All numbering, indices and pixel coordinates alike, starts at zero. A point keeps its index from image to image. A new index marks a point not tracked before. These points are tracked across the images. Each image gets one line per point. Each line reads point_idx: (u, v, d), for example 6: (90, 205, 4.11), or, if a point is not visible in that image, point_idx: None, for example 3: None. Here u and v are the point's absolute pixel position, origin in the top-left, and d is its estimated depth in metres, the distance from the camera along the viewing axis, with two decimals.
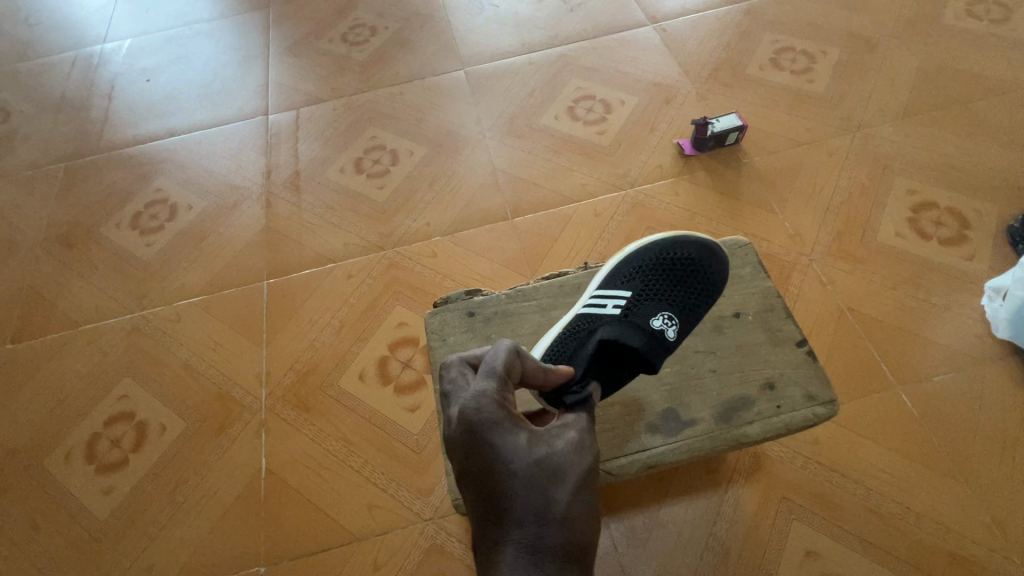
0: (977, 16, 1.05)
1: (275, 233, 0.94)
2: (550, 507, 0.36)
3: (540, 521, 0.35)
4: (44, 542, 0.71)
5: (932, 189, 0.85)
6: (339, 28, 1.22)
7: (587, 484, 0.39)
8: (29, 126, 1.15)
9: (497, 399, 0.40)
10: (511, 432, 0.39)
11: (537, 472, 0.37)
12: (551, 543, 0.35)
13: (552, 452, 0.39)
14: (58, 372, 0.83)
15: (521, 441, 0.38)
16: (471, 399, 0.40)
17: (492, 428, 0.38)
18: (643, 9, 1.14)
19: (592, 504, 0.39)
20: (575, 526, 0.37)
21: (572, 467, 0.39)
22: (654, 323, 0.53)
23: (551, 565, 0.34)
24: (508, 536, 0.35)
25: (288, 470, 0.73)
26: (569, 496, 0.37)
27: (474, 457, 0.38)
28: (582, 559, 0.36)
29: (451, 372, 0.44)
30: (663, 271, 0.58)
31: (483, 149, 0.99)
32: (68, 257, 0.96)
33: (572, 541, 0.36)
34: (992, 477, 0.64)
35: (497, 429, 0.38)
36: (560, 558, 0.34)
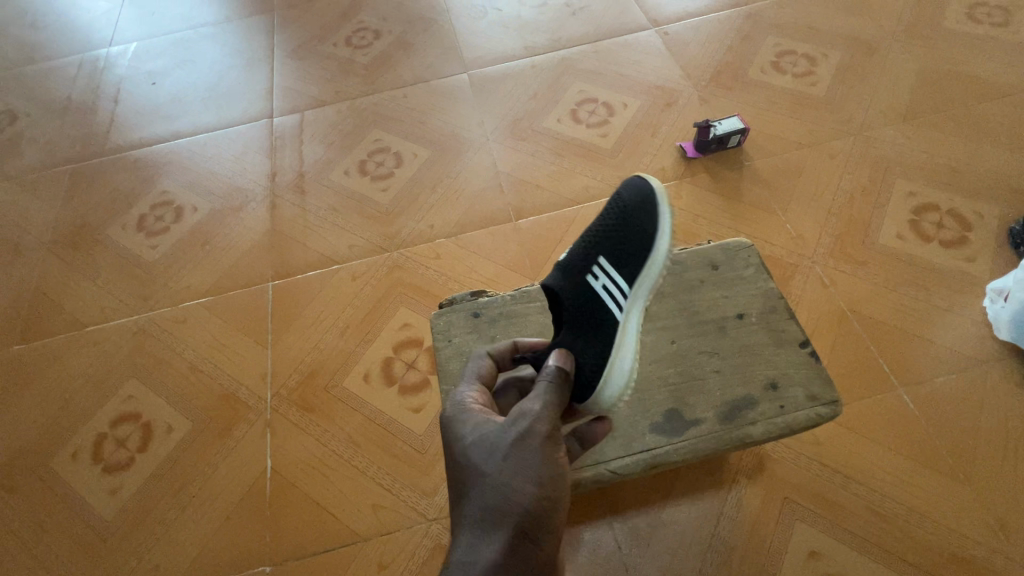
0: (978, 20, 1.06)
1: (280, 235, 0.94)
2: (479, 478, 0.41)
3: (472, 493, 0.40)
4: (50, 542, 0.72)
5: (933, 191, 0.86)
6: (343, 32, 1.23)
7: (528, 448, 0.41)
8: (35, 128, 1.16)
9: (461, 396, 0.48)
10: (462, 423, 0.45)
11: (474, 450, 0.42)
12: (482, 508, 0.39)
13: (494, 428, 0.43)
14: (64, 373, 0.84)
15: (468, 427, 0.44)
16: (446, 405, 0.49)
17: (449, 425, 0.46)
18: (645, 13, 1.15)
19: (532, 467, 0.40)
20: (510, 490, 0.39)
21: (510, 435, 0.42)
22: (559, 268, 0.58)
23: (478, 532, 0.38)
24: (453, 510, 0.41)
25: (293, 470, 0.73)
26: (499, 464, 0.41)
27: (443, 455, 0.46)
28: (513, 521, 0.38)
29: None
30: None
31: (486, 152, 1.00)
32: (73, 258, 0.96)
33: (497, 505, 0.39)
34: (994, 478, 0.65)
35: (453, 424, 0.46)
36: (484, 523, 0.38)
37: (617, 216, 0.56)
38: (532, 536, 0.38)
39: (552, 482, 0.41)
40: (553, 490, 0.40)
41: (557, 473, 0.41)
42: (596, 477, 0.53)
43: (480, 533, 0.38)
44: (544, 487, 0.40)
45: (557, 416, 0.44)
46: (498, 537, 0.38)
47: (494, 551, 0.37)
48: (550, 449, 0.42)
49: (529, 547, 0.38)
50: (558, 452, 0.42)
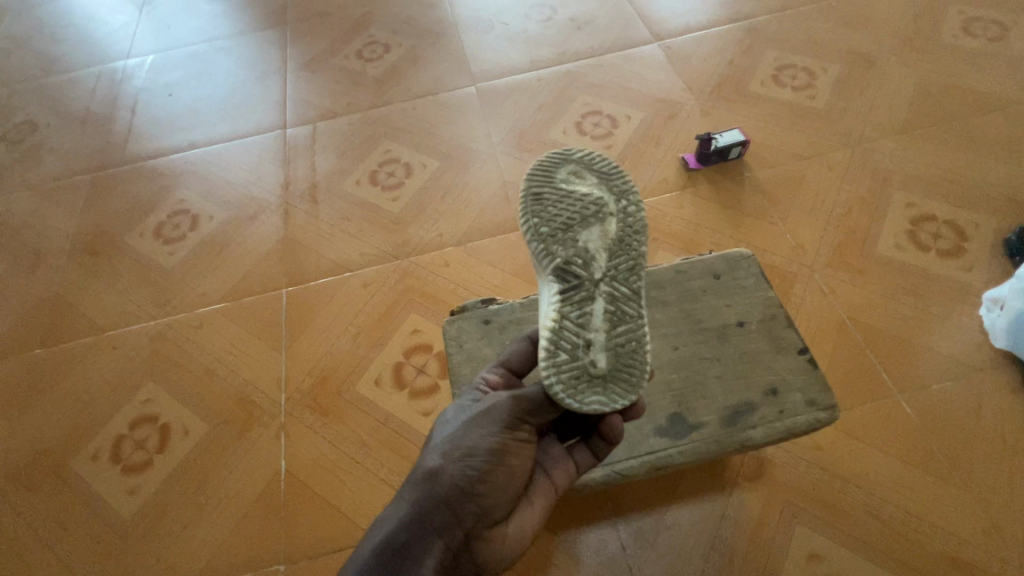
0: (974, 34, 1.08)
1: (293, 243, 0.97)
2: (429, 445, 0.46)
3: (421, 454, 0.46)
4: (71, 540, 0.74)
5: (930, 203, 0.88)
6: (354, 45, 1.26)
7: (476, 426, 0.45)
8: (55, 139, 1.20)
9: (484, 378, 0.53)
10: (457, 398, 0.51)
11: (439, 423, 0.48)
12: (418, 468, 0.44)
13: (467, 407, 0.48)
14: (85, 376, 0.87)
15: (456, 403, 0.50)
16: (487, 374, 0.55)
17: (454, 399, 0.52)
18: (648, 27, 1.18)
19: (466, 445, 0.44)
20: (439, 459, 0.44)
21: (467, 413, 0.46)
22: None
23: (404, 488, 0.43)
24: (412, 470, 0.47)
25: (307, 471, 0.76)
26: (445, 437, 0.45)
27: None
28: (428, 486, 0.42)
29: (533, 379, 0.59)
30: None
31: (493, 162, 1.03)
32: (93, 264, 0.99)
33: (424, 468, 0.43)
34: (991, 483, 0.66)
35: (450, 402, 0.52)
36: (410, 480, 0.43)
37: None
38: (445, 504, 0.41)
39: (482, 464, 0.43)
40: (480, 472, 0.43)
41: (494, 460, 0.44)
42: (604, 478, 0.56)
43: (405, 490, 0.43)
44: (470, 466, 0.43)
45: (524, 406, 0.45)
46: (412, 496, 0.42)
47: (404, 507, 0.41)
48: (495, 436, 0.44)
49: (438, 512, 0.41)
50: (505, 441, 0.44)
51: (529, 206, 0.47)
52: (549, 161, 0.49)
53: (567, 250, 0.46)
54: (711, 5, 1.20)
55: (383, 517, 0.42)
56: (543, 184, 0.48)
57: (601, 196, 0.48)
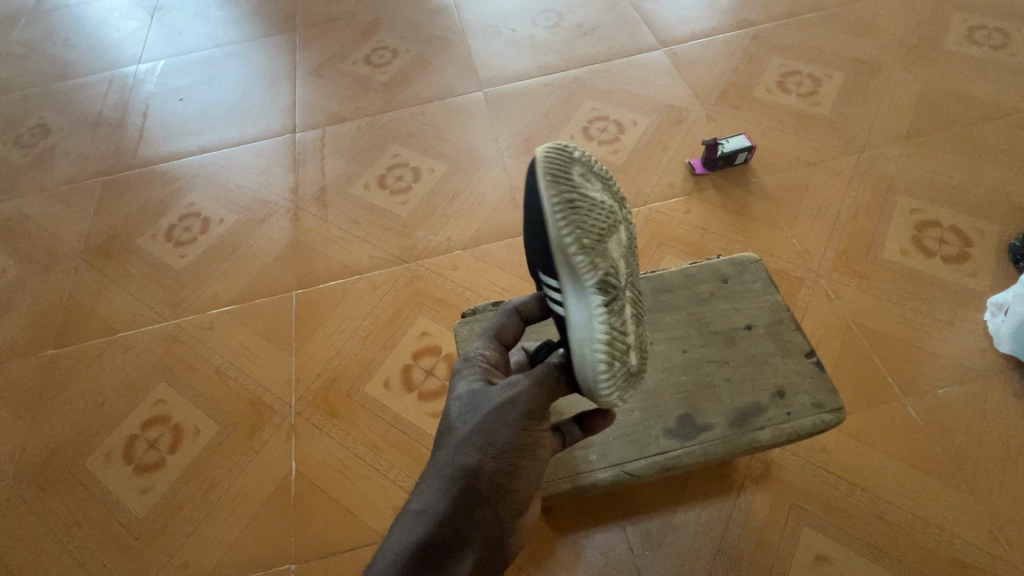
0: (977, 42, 1.09)
1: (303, 246, 0.98)
2: (454, 436, 0.44)
3: (443, 442, 0.45)
4: (84, 539, 0.75)
5: (934, 209, 0.89)
6: (362, 51, 1.28)
7: (505, 418, 0.44)
8: (68, 142, 1.21)
9: (476, 352, 0.52)
10: (463, 377, 0.49)
11: (459, 408, 0.46)
12: (447, 461, 0.43)
13: (482, 391, 0.46)
14: (98, 376, 0.88)
15: (466, 383, 0.48)
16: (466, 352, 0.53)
17: (456, 374, 0.50)
18: (654, 34, 1.19)
19: (499, 440, 0.43)
20: (472, 453, 0.43)
21: (490, 401, 0.45)
22: None
23: (437, 481, 0.42)
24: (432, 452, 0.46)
25: (317, 472, 0.76)
26: (472, 429, 0.44)
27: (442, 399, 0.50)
28: (465, 483, 0.42)
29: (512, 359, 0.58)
30: None
31: (500, 167, 1.04)
32: (106, 266, 1.01)
33: (459, 462, 0.43)
34: (995, 486, 0.67)
35: (456, 378, 0.50)
36: (443, 476, 0.42)
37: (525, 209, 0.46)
38: (483, 499, 0.42)
39: (515, 458, 0.43)
40: (514, 466, 0.43)
41: (524, 453, 0.44)
42: (613, 479, 0.56)
43: (436, 485, 0.42)
44: (505, 461, 0.43)
45: (546, 394, 0.45)
46: (450, 494, 0.42)
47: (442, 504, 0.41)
48: (525, 429, 0.44)
49: (477, 508, 0.42)
50: (534, 432, 0.44)
51: (567, 214, 0.41)
52: (559, 159, 0.43)
53: (607, 260, 0.43)
54: (716, 13, 1.21)
55: (417, 511, 0.41)
56: (569, 186, 0.42)
57: (611, 199, 0.45)
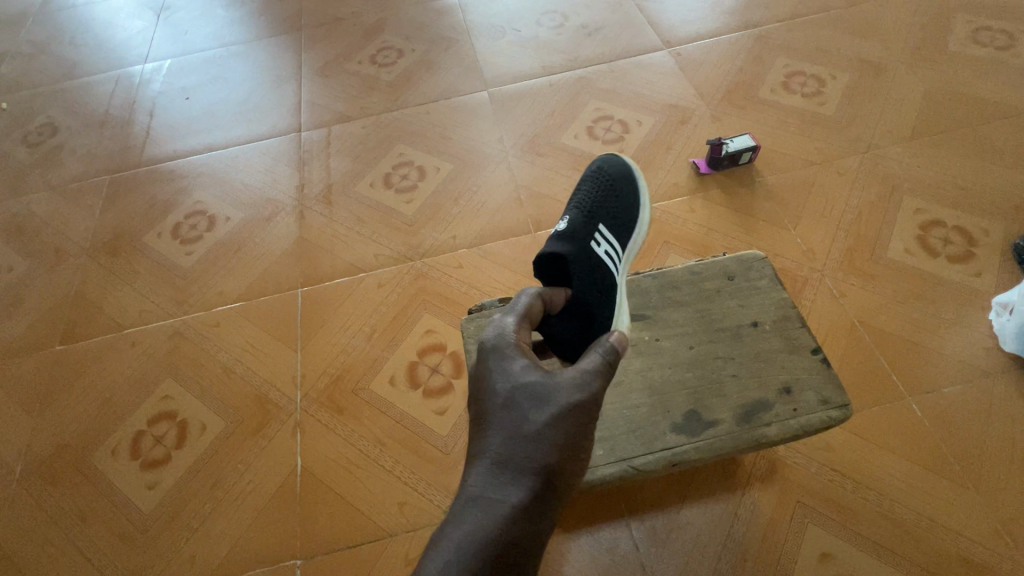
0: (982, 43, 1.09)
1: (308, 244, 0.99)
2: (520, 428, 0.41)
3: (507, 431, 0.41)
4: (91, 533, 0.75)
5: (939, 209, 0.89)
6: (368, 50, 1.28)
7: (572, 415, 0.42)
8: (74, 141, 1.22)
9: (510, 330, 0.49)
10: (510, 359, 0.46)
11: (519, 396, 0.43)
12: (516, 451, 0.40)
13: (543, 380, 0.44)
14: (105, 373, 0.88)
15: (516, 366, 0.45)
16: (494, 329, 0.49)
17: (499, 355, 0.46)
18: (658, 34, 1.20)
19: (572, 435, 0.41)
20: (545, 448, 0.40)
21: (557, 393, 0.43)
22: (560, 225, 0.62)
23: (505, 475, 0.39)
24: (480, 440, 0.42)
25: (323, 468, 0.77)
26: (544, 421, 0.41)
27: (478, 380, 0.46)
28: (538, 478, 0.39)
29: None
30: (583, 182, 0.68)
31: (505, 165, 1.04)
32: (112, 264, 1.01)
33: (532, 455, 0.40)
34: (1001, 485, 0.67)
35: (501, 360, 0.46)
36: (513, 468, 0.39)
37: (605, 182, 0.67)
38: (550, 497, 0.39)
39: (579, 456, 0.42)
40: (577, 465, 0.42)
41: (585, 452, 0.43)
42: (621, 475, 0.56)
43: (506, 476, 0.39)
44: (574, 457, 0.41)
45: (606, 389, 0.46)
46: (525, 488, 0.38)
47: (518, 499, 0.38)
48: (589, 429, 0.43)
49: (547, 506, 0.39)
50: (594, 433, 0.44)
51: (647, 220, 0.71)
52: None
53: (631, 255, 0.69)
54: (721, 14, 1.22)
55: (486, 505, 0.37)
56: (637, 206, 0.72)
57: None
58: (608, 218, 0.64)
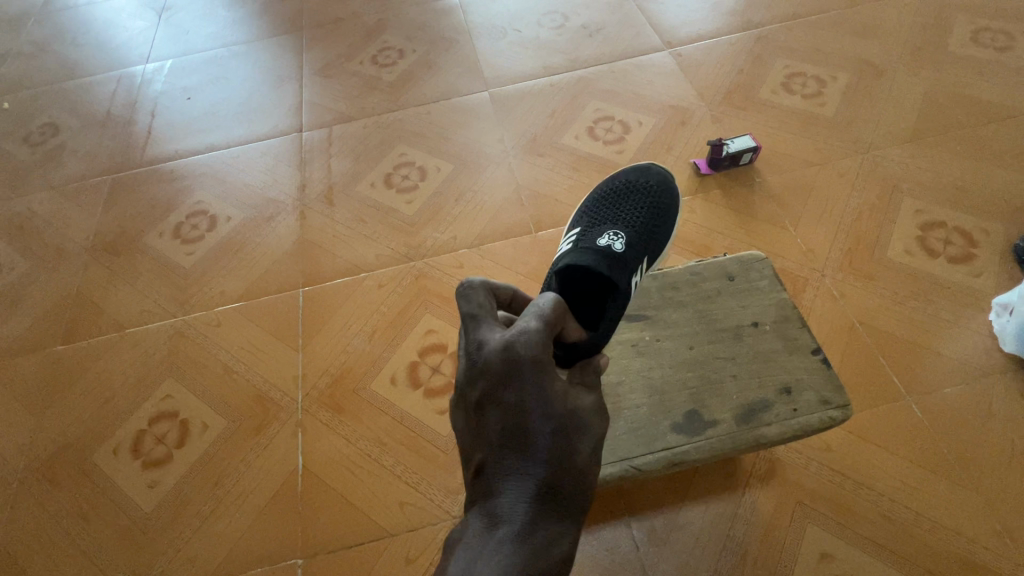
0: (982, 44, 1.09)
1: (309, 244, 0.99)
2: (568, 467, 0.36)
3: (559, 466, 0.35)
4: (92, 532, 0.75)
5: (939, 209, 0.89)
6: (369, 51, 1.28)
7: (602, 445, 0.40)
8: (75, 140, 1.22)
9: (544, 339, 0.38)
10: (550, 377, 0.37)
11: (563, 425, 0.37)
12: (566, 489, 0.35)
13: (581, 406, 0.39)
14: (107, 372, 0.88)
15: (556, 390, 0.37)
16: (521, 332, 0.38)
17: (539, 371, 0.36)
18: (659, 35, 1.20)
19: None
20: (588, 485, 0.37)
21: (595, 423, 0.39)
22: (604, 237, 0.62)
23: (555, 515, 0.34)
24: (519, 473, 0.35)
25: (324, 468, 0.77)
26: (589, 456, 0.37)
27: (507, 396, 0.36)
28: (580, 516, 0.36)
29: (477, 299, 0.40)
30: (633, 199, 0.69)
31: (506, 166, 1.04)
32: (113, 263, 1.01)
33: (580, 495, 0.36)
34: (1001, 486, 0.67)
35: (542, 378, 0.36)
36: (565, 508, 0.35)
37: (654, 208, 0.68)
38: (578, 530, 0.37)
39: None
40: None
41: None
42: (621, 474, 0.56)
43: (556, 517, 0.34)
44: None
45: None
46: (574, 530, 0.35)
47: (572, 546, 0.34)
48: None
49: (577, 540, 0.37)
50: None
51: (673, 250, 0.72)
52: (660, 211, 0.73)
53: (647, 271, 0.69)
54: (721, 14, 1.22)
55: (545, 559, 0.32)
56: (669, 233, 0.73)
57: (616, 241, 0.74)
58: (648, 256, 0.65)
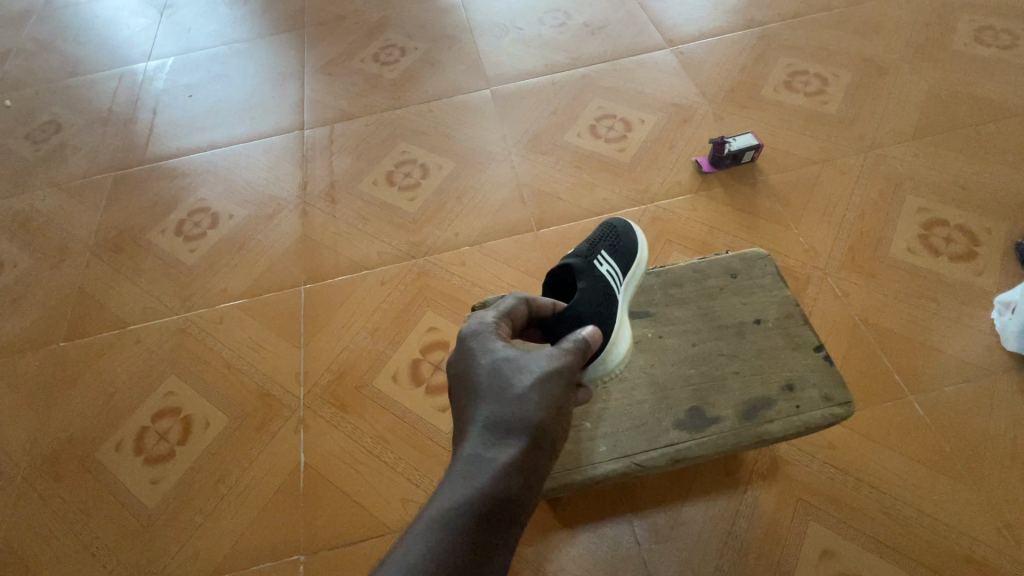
0: (985, 43, 1.09)
1: (312, 241, 0.99)
2: (501, 398, 0.44)
3: (497, 398, 0.44)
4: (96, 528, 0.76)
5: (941, 207, 0.89)
6: (371, 49, 1.28)
7: (551, 380, 0.46)
8: (78, 137, 1.22)
9: (492, 321, 0.52)
10: (491, 342, 0.49)
11: (500, 370, 0.46)
12: (505, 412, 0.43)
13: (523, 357, 0.48)
14: (110, 368, 0.89)
15: (492, 351, 0.48)
16: (472, 321, 0.52)
17: (481, 339, 0.49)
18: (661, 34, 1.20)
19: (551, 402, 0.45)
20: (531, 410, 0.44)
21: (538, 365, 0.47)
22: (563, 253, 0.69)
23: (496, 434, 0.42)
24: (467, 414, 0.44)
25: (326, 464, 0.77)
26: (528, 387, 0.45)
27: (459, 363, 0.49)
28: (526, 434, 0.42)
29: None
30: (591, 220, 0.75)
31: (508, 164, 1.04)
32: (116, 260, 1.01)
33: (518, 417, 0.43)
34: (1002, 483, 0.67)
35: (481, 342, 0.49)
36: (505, 427, 0.42)
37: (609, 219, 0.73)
38: (538, 452, 0.42)
39: (559, 418, 0.46)
40: (557, 424, 0.45)
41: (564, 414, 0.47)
42: (624, 470, 0.56)
43: (498, 436, 0.42)
44: (555, 423, 0.45)
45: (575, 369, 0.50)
46: (515, 445, 0.41)
47: (512, 453, 0.40)
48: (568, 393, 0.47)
49: (536, 460, 0.42)
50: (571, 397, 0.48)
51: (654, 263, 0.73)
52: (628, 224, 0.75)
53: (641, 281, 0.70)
54: (724, 13, 1.22)
55: (484, 462, 0.39)
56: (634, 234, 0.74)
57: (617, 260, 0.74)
58: (609, 245, 0.68)
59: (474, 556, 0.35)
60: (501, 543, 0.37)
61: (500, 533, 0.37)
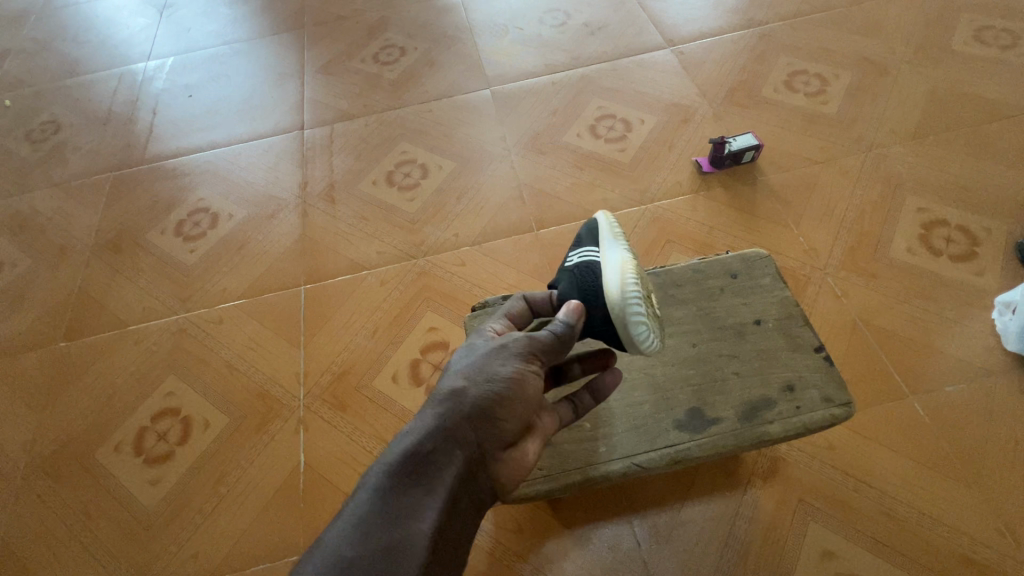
0: (985, 42, 1.09)
1: (312, 241, 0.99)
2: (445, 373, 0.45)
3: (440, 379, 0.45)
4: (95, 528, 0.76)
5: (941, 207, 0.89)
6: (371, 49, 1.28)
7: (491, 355, 0.45)
8: (78, 138, 1.22)
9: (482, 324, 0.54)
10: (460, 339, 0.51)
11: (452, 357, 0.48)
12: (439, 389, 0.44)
13: (476, 342, 0.48)
14: (110, 368, 0.89)
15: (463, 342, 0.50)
16: None
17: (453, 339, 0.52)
18: (661, 34, 1.20)
19: (487, 371, 0.44)
20: (461, 382, 0.43)
21: (484, 346, 0.47)
22: None
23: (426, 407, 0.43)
24: None
25: (326, 465, 0.77)
26: (466, 364, 0.45)
27: None
28: (450, 403, 0.42)
29: None
30: None
31: (508, 164, 1.04)
32: (116, 261, 1.01)
33: (448, 390, 0.43)
34: (1002, 483, 0.67)
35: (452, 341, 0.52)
36: (434, 399, 0.42)
37: None
38: (464, 420, 0.41)
39: (501, 390, 0.43)
40: (497, 395, 0.43)
41: (511, 387, 0.44)
42: (625, 471, 0.56)
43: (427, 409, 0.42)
44: (493, 390, 0.43)
45: (540, 346, 0.47)
46: (438, 413, 0.41)
47: (428, 420, 0.40)
48: (513, 365, 0.45)
49: (459, 428, 0.40)
50: (522, 370, 0.45)
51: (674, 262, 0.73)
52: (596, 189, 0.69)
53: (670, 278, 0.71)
54: (724, 13, 1.22)
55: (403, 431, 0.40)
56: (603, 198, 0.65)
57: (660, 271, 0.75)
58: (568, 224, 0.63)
59: (370, 511, 0.35)
60: (403, 502, 0.35)
61: (405, 492, 0.36)
